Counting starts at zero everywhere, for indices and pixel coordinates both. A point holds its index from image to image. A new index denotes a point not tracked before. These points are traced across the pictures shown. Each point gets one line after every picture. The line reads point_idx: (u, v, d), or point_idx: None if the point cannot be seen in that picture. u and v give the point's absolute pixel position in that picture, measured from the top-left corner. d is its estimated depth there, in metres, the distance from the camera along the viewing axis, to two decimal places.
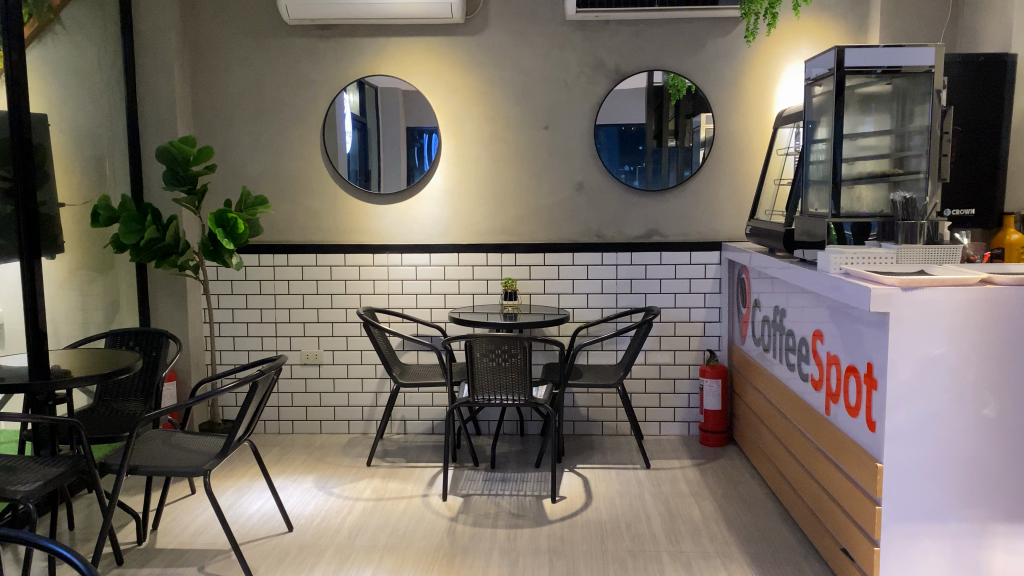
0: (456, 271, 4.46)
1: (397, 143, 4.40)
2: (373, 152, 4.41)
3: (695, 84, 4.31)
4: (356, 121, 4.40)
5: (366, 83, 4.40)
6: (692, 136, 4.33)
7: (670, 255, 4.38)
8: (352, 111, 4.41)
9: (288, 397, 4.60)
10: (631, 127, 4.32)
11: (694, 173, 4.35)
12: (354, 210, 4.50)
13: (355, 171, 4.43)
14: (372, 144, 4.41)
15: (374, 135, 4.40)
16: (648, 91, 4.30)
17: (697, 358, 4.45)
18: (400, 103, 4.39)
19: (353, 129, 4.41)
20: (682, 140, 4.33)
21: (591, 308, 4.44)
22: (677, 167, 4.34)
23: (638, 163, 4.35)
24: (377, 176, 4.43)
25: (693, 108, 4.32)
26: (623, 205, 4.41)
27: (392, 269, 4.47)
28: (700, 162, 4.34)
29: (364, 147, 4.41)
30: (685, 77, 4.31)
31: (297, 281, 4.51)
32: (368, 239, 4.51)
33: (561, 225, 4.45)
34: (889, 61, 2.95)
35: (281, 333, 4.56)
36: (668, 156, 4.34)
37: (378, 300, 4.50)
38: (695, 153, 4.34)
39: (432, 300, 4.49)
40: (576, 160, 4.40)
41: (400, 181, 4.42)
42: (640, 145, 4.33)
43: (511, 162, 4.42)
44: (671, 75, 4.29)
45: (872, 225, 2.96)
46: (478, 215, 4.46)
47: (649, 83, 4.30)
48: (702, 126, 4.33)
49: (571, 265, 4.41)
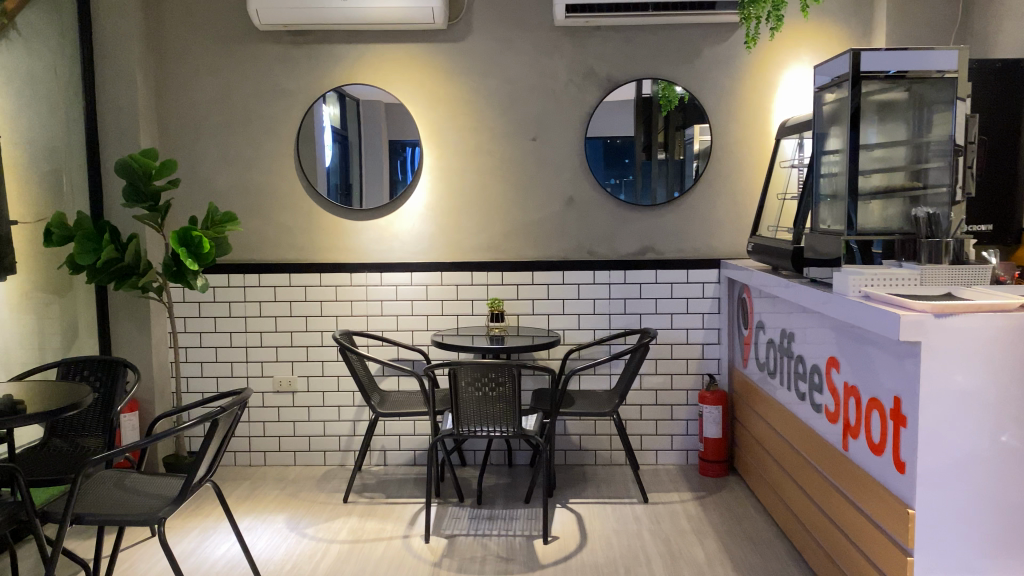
0: (439, 291, 4.19)
1: (378, 156, 4.13)
2: (355, 166, 4.14)
3: (689, 92, 4.08)
4: (337, 134, 4.14)
5: (345, 93, 4.13)
6: (685, 148, 4.09)
7: (666, 274, 4.14)
8: (333, 124, 4.14)
9: (260, 427, 4.30)
10: (616, 139, 4.08)
11: (684, 190, 4.11)
12: (330, 226, 4.23)
13: (336, 186, 4.16)
14: (353, 158, 4.13)
15: (356, 148, 4.13)
16: (637, 102, 4.06)
17: (695, 382, 4.20)
18: (380, 115, 4.12)
19: (333, 143, 4.15)
20: (672, 151, 4.08)
21: (583, 330, 4.18)
22: (670, 180, 4.10)
23: (625, 176, 4.10)
24: (359, 191, 4.16)
25: (686, 118, 4.08)
26: (617, 221, 4.17)
27: (371, 289, 4.20)
28: (697, 174, 4.10)
29: (345, 161, 4.14)
30: (676, 86, 4.07)
31: (269, 303, 4.24)
32: (345, 258, 4.24)
33: (551, 242, 4.19)
34: (897, 65, 2.73)
35: (252, 359, 4.27)
36: (658, 169, 4.10)
37: (356, 322, 4.22)
38: (687, 167, 4.10)
39: (414, 322, 4.21)
40: (566, 174, 4.15)
41: (384, 194, 4.16)
42: (628, 158, 4.09)
43: (498, 176, 4.16)
44: (660, 85, 4.06)
45: (877, 242, 2.74)
46: (463, 231, 4.19)
47: (638, 93, 4.07)
48: (696, 138, 4.09)
49: (562, 284, 4.15)
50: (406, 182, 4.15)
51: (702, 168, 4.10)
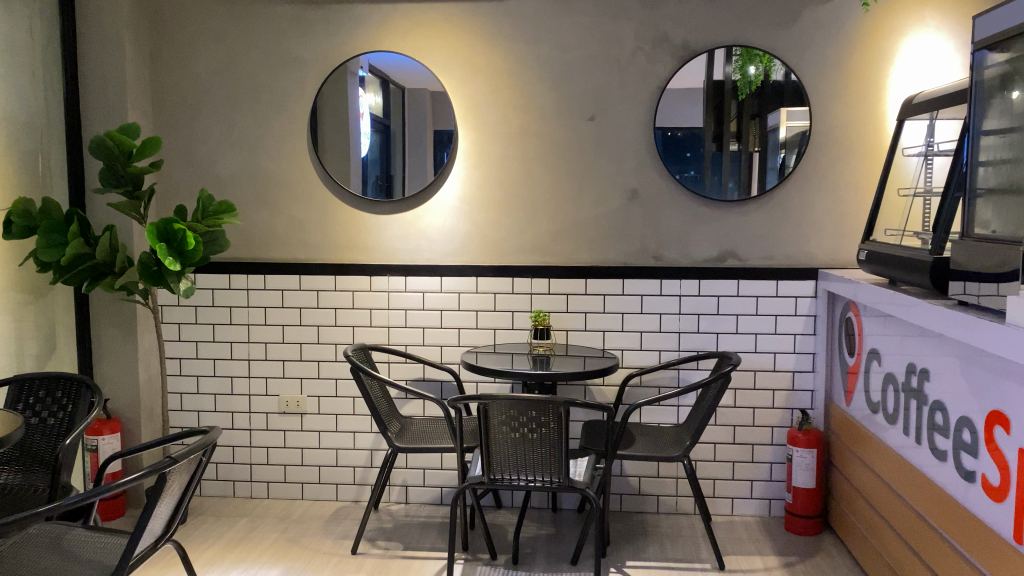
0: (474, 300, 3.51)
1: (421, 142, 3.47)
2: (396, 156, 3.48)
3: (785, 66, 3.31)
4: (377, 123, 3.46)
5: (370, 70, 3.48)
6: (766, 139, 3.33)
7: (750, 285, 3.41)
8: (371, 112, 3.47)
9: (262, 453, 3.68)
10: (677, 130, 3.36)
11: (766, 185, 3.36)
12: (348, 221, 3.58)
13: (375, 181, 3.51)
14: (395, 149, 3.47)
15: (399, 141, 3.47)
16: (707, 89, 3.33)
17: (782, 418, 3.45)
18: (414, 94, 3.46)
19: (372, 132, 3.47)
20: (746, 144, 3.33)
21: (646, 350, 3.46)
22: (733, 179, 3.36)
23: (687, 171, 3.37)
24: (402, 180, 3.50)
25: (774, 98, 3.32)
26: (691, 220, 3.43)
27: (394, 296, 3.55)
28: (780, 167, 3.35)
29: (386, 152, 3.48)
30: (755, 64, 3.32)
31: (276, 309, 3.61)
32: (364, 258, 3.59)
33: (610, 244, 3.46)
34: None
35: (256, 374, 3.65)
36: (730, 164, 3.35)
37: (375, 334, 3.57)
38: (768, 159, 3.35)
39: (443, 336, 3.54)
40: (630, 161, 3.43)
41: (426, 176, 3.48)
42: (689, 151, 3.36)
43: (547, 164, 3.46)
44: (737, 64, 3.31)
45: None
46: (504, 229, 3.51)
47: (708, 77, 3.33)
48: (783, 123, 3.33)
49: (622, 295, 3.44)
50: (436, 172, 3.48)
51: (792, 159, 3.34)
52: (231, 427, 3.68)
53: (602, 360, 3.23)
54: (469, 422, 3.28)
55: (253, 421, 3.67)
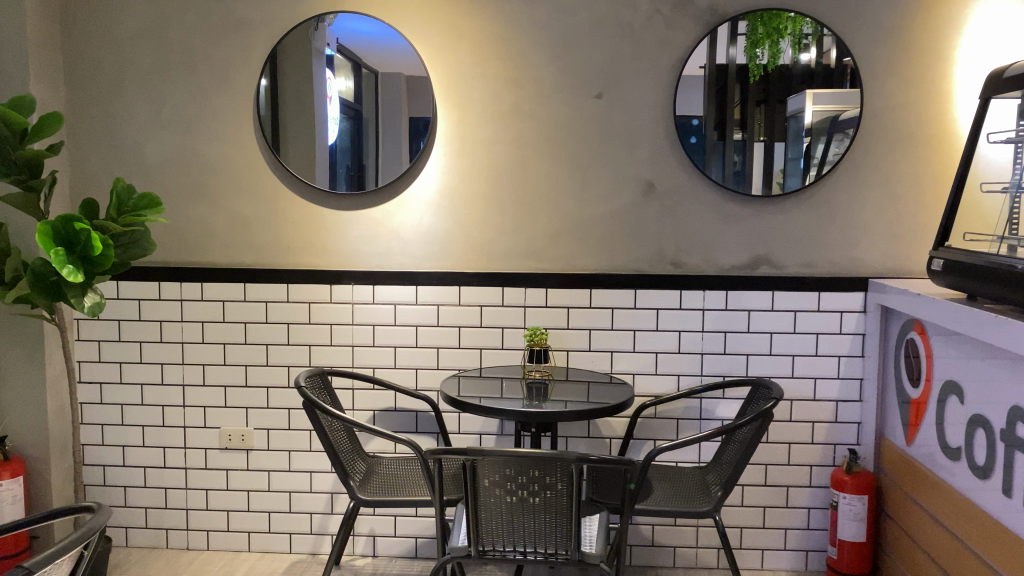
0: (456, 314, 2.92)
1: (398, 126, 2.86)
2: (370, 144, 2.87)
3: (839, 40, 2.74)
4: (346, 108, 2.84)
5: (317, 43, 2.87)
6: (786, 126, 2.76)
7: (787, 298, 2.85)
8: (341, 95, 2.84)
9: (201, 496, 3.07)
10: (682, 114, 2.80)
11: (808, 179, 2.79)
12: (303, 218, 2.97)
13: (346, 173, 2.89)
14: (369, 136, 2.86)
15: (372, 126, 2.85)
16: (709, 74, 2.78)
17: (823, 455, 2.90)
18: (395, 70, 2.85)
19: (340, 118, 2.85)
20: (750, 133, 2.77)
21: (662, 375, 2.89)
22: (734, 175, 2.80)
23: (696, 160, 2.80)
24: (375, 171, 2.89)
25: (817, 78, 2.75)
26: (717, 220, 2.86)
27: (359, 309, 2.95)
28: (807, 164, 2.78)
29: (357, 139, 2.86)
30: (761, 45, 2.75)
31: (217, 324, 3.00)
32: (324, 263, 2.98)
33: (620, 248, 2.88)
34: None
35: (192, 401, 3.04)
36: (732, 157, 2.79)
37: (337, 355, 2.97)
38: (775, 151, 2.78)
39: (419, 357, 2.95)
40: (644, 148, 2.85)
41: (402, 160, 2.88)
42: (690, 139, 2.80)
43: (544, 152, 2.87)
44: (745, 43, 2.75)
45: None
46: (492, 229, 2.91)
47: (711, 60, 2.77)
48: (800, 108, 2.75)
49: (634, 309, 2.87)
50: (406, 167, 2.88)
51: (832, 156, 2.78)
52: (164, 466, 3.07)
53: (611, 389, 2.69)
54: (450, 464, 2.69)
55: (189, 458, 3.06)
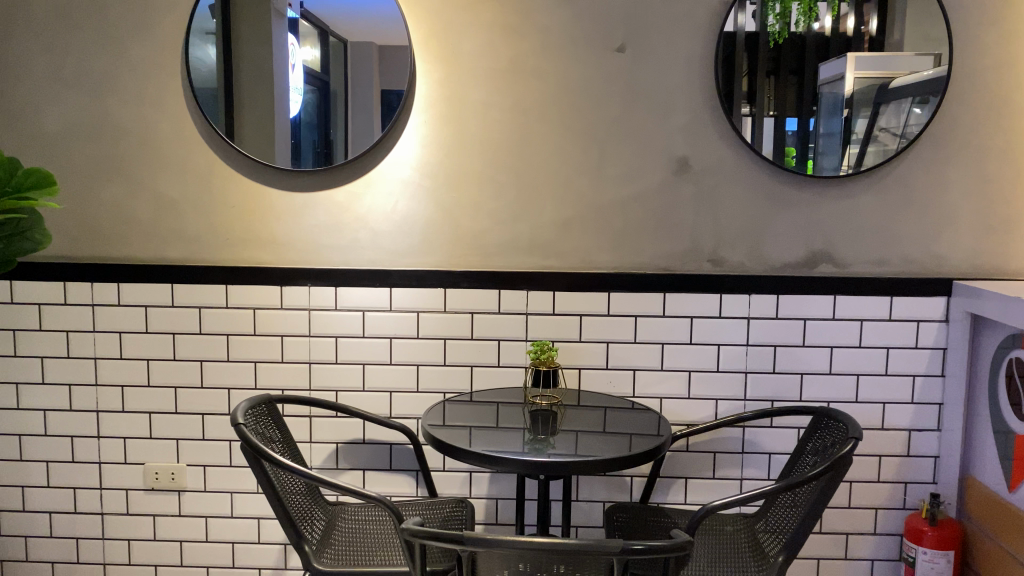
0: (440, 324, 2.33)
1: (370, 93, 2.26)
2: (340, 117, 2.27)
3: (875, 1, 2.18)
4: (312, 77, 2.25)
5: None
6: (817, 96, 2.22)
7: (852, 304, 2.29)
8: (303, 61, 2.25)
9: (122, 548, 2.47)
10: (726, 74, 2.22)
11: (856, 161, 2.25)
12: (247, 202, 2.35)
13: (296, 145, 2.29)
14: (337, 108, 2.26)
15: (342, 96, 2.26)
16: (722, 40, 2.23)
17: (892, 497, 2.36)
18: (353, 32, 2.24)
19: (304, 89, 2.25)
20: (768, 106, 2.22)
21: (696, 400, 2.33)
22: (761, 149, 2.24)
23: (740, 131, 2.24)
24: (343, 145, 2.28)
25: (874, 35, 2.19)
26: (767, 206, 2.29)
27: (318, 317, 2.35)
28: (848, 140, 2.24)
29: (324, 112, 2.26)
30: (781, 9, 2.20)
31: (139, 335, 2.39)
32: (273, 260, 2.37)
33: (646, 241, 2.31)
34: None
35: (109, 431, 2.43)
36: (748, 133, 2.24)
37: (290, 375, 2.37)
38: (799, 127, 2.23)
39: (393, 377, 2.36)
40: (677, 116, 2.27)
41: (365, 130, 2.28)
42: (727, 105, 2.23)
43: (551, 120, 2.28)
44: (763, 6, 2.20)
45: None
46: (485, 217, 2.32)
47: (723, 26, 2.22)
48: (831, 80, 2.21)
49: (662, 319, 2.31)
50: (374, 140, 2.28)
51: (880, 128, 2.23)
52: (74, 511, 2.46)
53: (635, 418, 2.17)
54: (447, 507, 2.22)
55: (106, 502, 2.45)
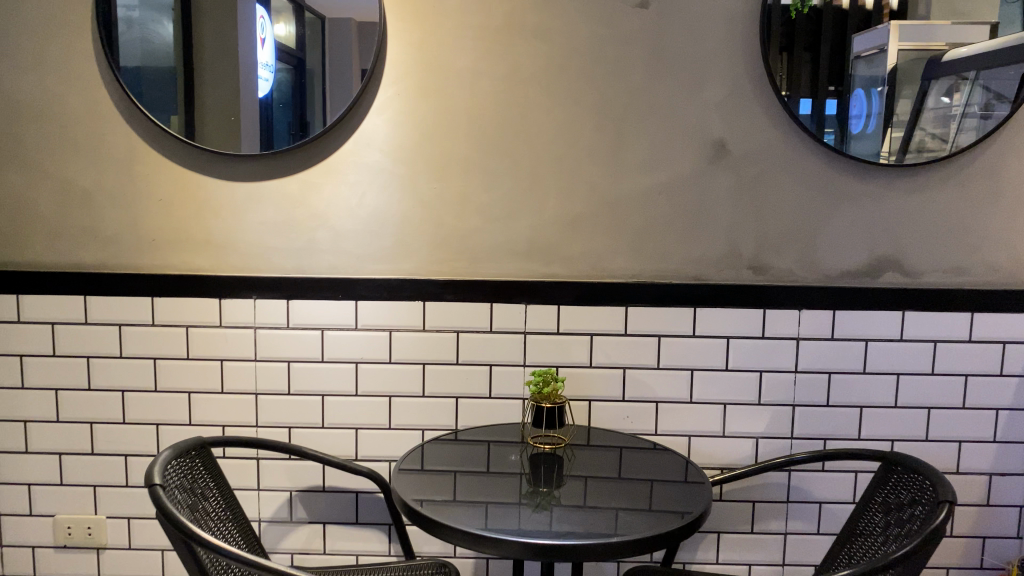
0: (418, 346, 1.90)
1: (346, 68, 1.82)
2: (315, 98, 1.82)
3: None
4: (284, 53, 1.81)
5: None
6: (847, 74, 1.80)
7: (924, 321, 1.87)
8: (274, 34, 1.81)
9: None
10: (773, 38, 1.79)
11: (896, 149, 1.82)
12: (177, 195, 1.89)
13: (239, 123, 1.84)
14: (313, 88, 1.82)
15: (318, 74, 1.81)
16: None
17: (966, 554, 1.95)
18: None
19: (275, 67, 1.81)
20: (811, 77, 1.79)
21: (732, 440, 1.91)
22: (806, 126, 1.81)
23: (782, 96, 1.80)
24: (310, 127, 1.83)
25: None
26: (821, 201, 1.86)
27: (267, 338, 1.91)
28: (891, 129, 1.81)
29: (296, 93, 1.82)
30: None
31: (45, 359, 1.93)
32: (210, 266, 1.91)
33: (672, 244, 1.87)
34: None
35: (11, 477, 1.97)
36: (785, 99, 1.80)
37: (233, 409, 1.93)
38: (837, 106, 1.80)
39: (360, 411, 1.92)
40: (711, 88, 1.83)
41: (322, 108, 1.82)
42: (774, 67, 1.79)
43: (556, 92, 1.83)
44: None
45: None
46: (472, 213, 1.87)
47: None
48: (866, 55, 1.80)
49: (691, 341, 1.88)
50: (333, 121, 1.83)
51: (929, 115, 1.81)
52: None
53: (657, 461, 1.77)
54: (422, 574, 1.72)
55: (8, 562, 2.00)
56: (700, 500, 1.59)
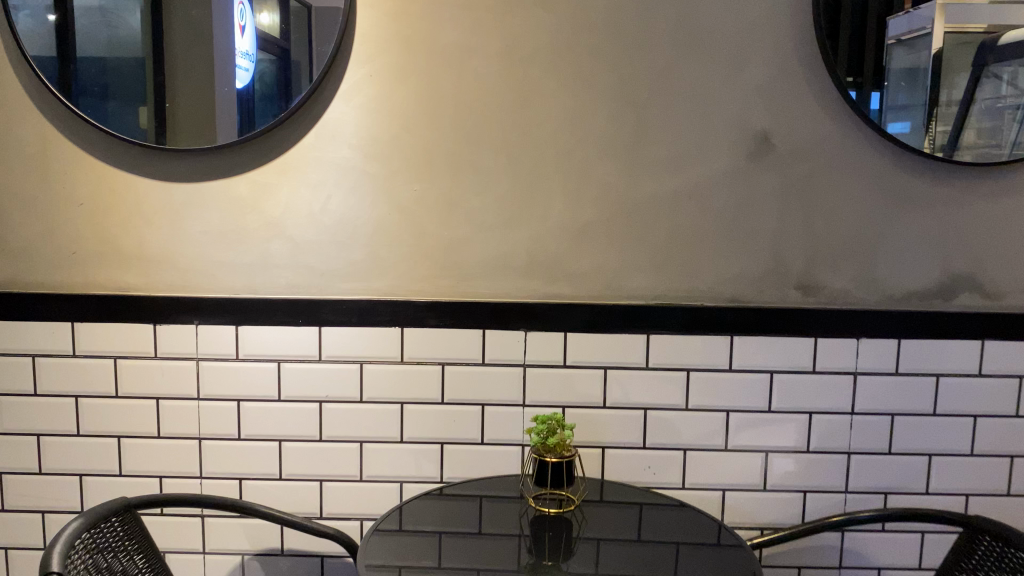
0: (396, 382, 1.57)
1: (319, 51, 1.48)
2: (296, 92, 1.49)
3: None
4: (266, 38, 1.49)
5: None
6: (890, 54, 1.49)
7: (1008, 353, 1.55)
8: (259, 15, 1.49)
9: None
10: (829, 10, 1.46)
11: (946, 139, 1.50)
12: (103, 199, 1.56)
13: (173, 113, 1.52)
14: (295, 80, 1.49)
15: (302, 64, 1.48)
16: None
17: None
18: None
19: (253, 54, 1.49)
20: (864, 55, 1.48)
21: (775, 493, 1.59)
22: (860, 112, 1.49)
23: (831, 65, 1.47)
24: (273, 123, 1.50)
25: None
26: (884, 207, 1.53)
27: (214, 371, 1.58)
28: (945, 120, 1.50)
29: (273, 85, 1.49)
30: None
31: None
32: (144, 285, 1.57)
33: (703, 258, 1.54)
34: None
35: None
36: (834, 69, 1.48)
37: (173, 457, 1.60)
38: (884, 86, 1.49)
39: (326, 460, 1.59)
40: (753, 70, 1.50)
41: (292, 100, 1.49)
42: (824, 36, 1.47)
43: (564, 73, 1.50)
44: None
45: None
46: (461, 221, 1.54)
47: None
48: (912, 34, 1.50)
49: (726, 376, 1.56)
50: (286, 109, 1.49)
51: (979, 106, 1.51)
52: None
53: (680, 518, 1.45)
54: None
55: None
56: (741, 572, 1.25)
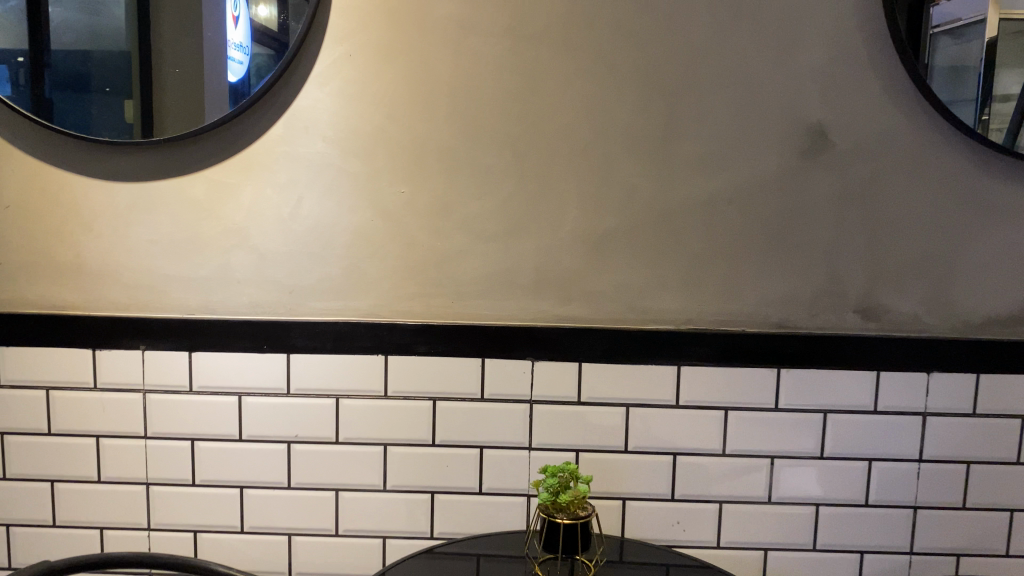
0: (379, 420, 1.33)
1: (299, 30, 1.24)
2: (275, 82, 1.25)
3: None
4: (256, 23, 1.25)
5: None
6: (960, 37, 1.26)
7: None
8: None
9: None
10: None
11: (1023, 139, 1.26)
12: (34, 202, 1.31)
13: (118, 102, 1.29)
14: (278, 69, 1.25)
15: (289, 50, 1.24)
16: None
17: None
18: None
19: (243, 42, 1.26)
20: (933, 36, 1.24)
21: (828, 555, 1.34)
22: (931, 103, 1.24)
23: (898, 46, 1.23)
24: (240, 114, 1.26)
25: None
26: (962, 216, 1.28)
27: (166, 406, 1.33)
28: (1021, 116, 1.27)
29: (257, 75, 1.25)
30: None
31: None
32: (82, 303, 1.33)
33: (745, 276, 1.29)
34: None
35: None
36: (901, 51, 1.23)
37: (117, 506, 1.35)
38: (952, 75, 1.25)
39: (297, 511, 1.35)
40: (808, 52, 1.25)
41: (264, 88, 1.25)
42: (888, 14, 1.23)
43: (582, 54, 1.25)
44: None
45: None
46: (457, 230, 1.30)
47: None
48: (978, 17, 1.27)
49: (772, 416, 1.31)
50: (250, 95, 1.25)
51: None
52: None
53: None
54: None
55: None
56: None
